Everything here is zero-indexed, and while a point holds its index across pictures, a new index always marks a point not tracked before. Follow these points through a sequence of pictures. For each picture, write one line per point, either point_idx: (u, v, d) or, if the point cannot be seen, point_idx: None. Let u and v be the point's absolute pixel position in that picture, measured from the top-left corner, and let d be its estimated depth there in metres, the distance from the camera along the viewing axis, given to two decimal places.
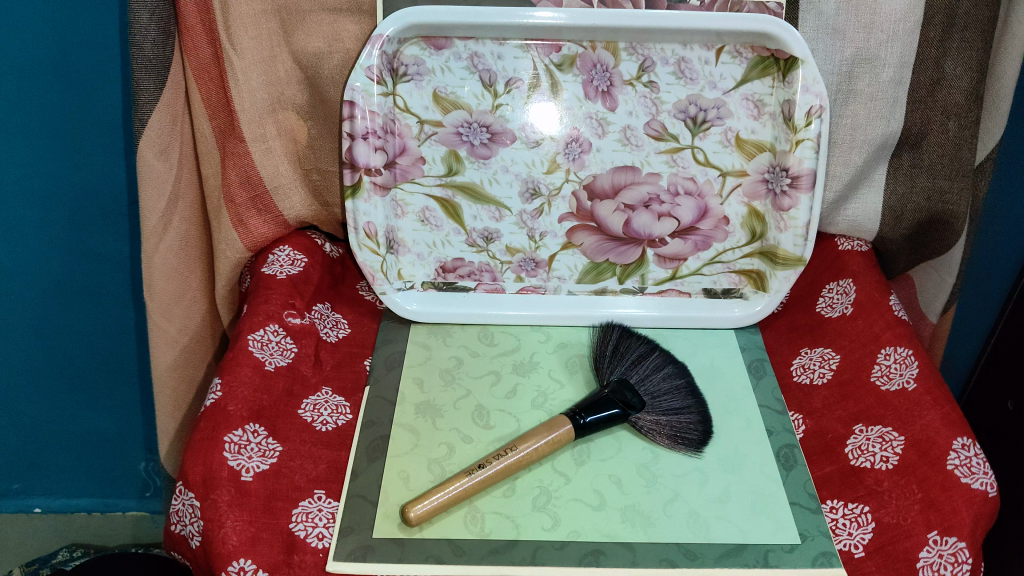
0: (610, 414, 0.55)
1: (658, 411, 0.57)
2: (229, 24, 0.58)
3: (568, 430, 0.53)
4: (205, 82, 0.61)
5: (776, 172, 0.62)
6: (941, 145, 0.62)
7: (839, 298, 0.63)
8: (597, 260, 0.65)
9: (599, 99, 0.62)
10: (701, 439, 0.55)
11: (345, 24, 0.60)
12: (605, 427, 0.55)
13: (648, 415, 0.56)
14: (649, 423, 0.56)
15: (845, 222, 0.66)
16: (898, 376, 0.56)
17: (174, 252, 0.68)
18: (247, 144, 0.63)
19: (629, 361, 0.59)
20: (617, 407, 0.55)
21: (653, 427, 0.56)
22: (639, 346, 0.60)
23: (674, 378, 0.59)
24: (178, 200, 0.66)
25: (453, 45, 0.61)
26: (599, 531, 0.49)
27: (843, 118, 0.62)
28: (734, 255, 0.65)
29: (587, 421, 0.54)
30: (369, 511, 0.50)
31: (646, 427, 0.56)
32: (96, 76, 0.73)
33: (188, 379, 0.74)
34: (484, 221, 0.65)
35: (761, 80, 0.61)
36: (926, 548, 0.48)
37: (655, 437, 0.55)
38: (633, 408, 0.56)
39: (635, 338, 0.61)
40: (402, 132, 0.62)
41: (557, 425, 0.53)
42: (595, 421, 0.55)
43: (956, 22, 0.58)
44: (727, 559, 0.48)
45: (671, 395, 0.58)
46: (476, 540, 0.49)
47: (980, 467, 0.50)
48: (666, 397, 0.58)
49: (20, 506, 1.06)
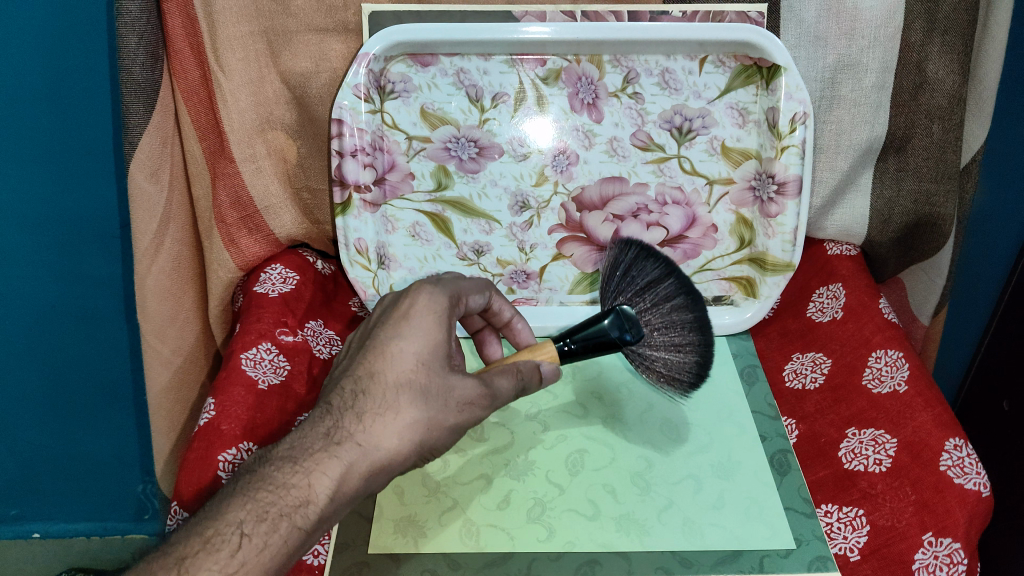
0: (602, 338, 0.51)
1: (657, 348, 0.53)
2: (218, 46, 0.59)
3: (550, 352, 0.50)
4: (194, 105, 0.62)
5: (762, 179, 0.63)
6: (926, 148, 0.62)
7: (830, 302, 0.63)
8: (588, 271, 0.66)
9: (585, 111, 0.62)
10: (695, 382, 0.52)
11: (331, 43, 0.60)
12: (594, 353, 0.51)
13: (646, 353, 0.53)
14: (644, 360, 0.53)
15: (833, 228, 0.66)
16: (889, 379, 0.56)
17: (167, 274, 0.68)
18: (237, 165, 0.63)
19: (639, 286, 0.54)
20: (611, 336, 0.51)
21: (648, 365, 0.53)
22: (653, 270, 0.54)
23: (683, 313, 0.53)
24: (171, 221, 0.66)
25: (439, 62, 0.61)
26: (594, 541, 0.50)
27: (827, 124, 0.62)
28: (723, 263, 0.66)
29: (574, 347, 0.50)
30: (364, 528, 0.51)
31: (641, 364, 0.54)
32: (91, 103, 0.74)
33: (183, 399, 0.74)
34: (474, 234, 0.65)
35: (745, 88, 0.62)
36: (921, 550, 0.48)
37: (648, 374, 0.54)
38: (629, 343, 0.51)
39: (651, 261, 0.55)
40: (391, 148, 0.63)
41: (541, 349, 0.50)
42: (583, 348, 0.50)
43: (937, 25, 0.58)
44: (723, 566, 0.49)
45: (679, 330, 0.53)
46: (472, 553, 0.49)
47: (973, 467, 0.50)
48: (672, 329, 0.53)
49: (20, 531, 1.06)
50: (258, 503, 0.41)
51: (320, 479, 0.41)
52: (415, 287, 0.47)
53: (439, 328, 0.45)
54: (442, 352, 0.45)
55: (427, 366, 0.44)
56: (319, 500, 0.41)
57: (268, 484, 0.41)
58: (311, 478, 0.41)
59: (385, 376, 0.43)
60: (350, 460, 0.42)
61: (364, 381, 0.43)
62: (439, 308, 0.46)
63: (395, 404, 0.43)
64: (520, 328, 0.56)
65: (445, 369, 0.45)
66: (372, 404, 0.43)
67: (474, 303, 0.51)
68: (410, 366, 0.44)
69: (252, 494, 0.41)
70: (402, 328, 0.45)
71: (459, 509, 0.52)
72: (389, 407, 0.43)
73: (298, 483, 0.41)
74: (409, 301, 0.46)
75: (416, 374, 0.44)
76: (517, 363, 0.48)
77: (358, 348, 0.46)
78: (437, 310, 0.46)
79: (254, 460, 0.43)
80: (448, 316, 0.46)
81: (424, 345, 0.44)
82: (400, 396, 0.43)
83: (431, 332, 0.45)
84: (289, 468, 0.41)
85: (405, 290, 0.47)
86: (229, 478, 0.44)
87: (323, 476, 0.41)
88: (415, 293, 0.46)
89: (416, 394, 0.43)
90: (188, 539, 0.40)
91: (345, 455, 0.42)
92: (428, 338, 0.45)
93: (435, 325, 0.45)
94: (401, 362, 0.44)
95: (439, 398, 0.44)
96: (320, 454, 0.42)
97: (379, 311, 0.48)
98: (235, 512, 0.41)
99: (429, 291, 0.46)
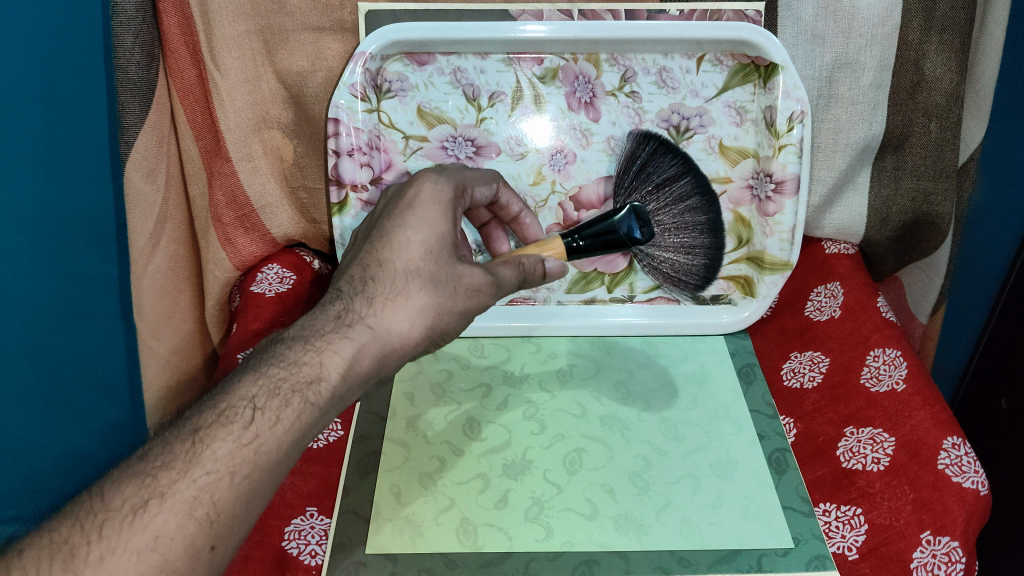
0: (613, 236, 0.54)
1: (671, 249, 0.60)
2: (214, 44, 0.59)
3: (557, 248, 0.53)
4: (190, 104, 0.62)
5: (760, 178, 0.62)
6: (923, 147, 0.62)
7: (828, 301, 0.63)
8: (586, 269, 0.65)
9: (582, 110, 0.62)
10: (700, 281, 0.62)
11: (328, 42, 0.60)
12: (601, 253, 0.54)
13: (662, 253, 0.60)
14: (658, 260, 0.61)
15: (831, 226, 0.66)
16: (887, 377, 0.56)
17: (163, 273, 0.68)
18: (233, 164, 0.63)
19: (655, 182, 0.58)
20: (619, 236, 0.54)
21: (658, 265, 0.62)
22: (671, 167, 0.59)
23: (696, 214, 0.59)
24: (167, 222, 0.66)
25: (436, 61, 0.61)
26: (593, 541, 0.50)
27: (825, 123, 0.62)
28: (721, 262, 0.65)
29: (581, 245, 0.53)
30: (362, 527, 0.51)
31: (653, 265, 0.62)
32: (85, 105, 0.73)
33: (180, 399, 0.74)
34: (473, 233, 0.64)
35: (743, 87, 0.62)
36: (920, 548, 0.48)
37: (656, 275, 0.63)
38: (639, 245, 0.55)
39: (668, 157, 0.59)
40: (387, 147, 0.63)
41: (549, 246, 0.53)
42: (590, 247, 0.53)
43: (934, 24, 0.58)
44: (721, 565, 0.49)
45: (691, 231, 0.59)
46: (469, 553, 0.49)
47: (971, 466, 0.50)
48: (686, 230, 0.59)
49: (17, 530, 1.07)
50: (270, 379, 0.41)
51: (332, 358, 0.42)
52: (420, 178, 0.49)
53: (445, 219, 0.47)
54: (449, 242, 0.46)
55: (435, 254, 0.45)
56: (332, 378, 0.41)
57: (280, 361, 0.41)
58: (323, 356, 0.41)
59: (394, 263, 0.45)
60: (362, 341, 0.42)
61: (372, 269, 0.45)
62: (442, 198, 0.48)
63: (406, 289, 0.44)
64: (528, 224, 0.60)
65: (453, 258, 0.46)
66: (382, 289, 0.44)
67: (481, 195, 0.54)
68: (418, 253, 0.45)
69: (263, 371, 0.41)
70: (409, 219, 0.46)
71: (457, 508, 0.52)
72: (400, 292, 0.44)
73: (310, 360, 0.41)
74: (415, 191, 0.48)
75: (424, 262, 0.45)
76: (520, 257, 0.50)
77: (364, 241, 0.48)
78: (442, 201, 0.48)
79: (263, 345, 0.44)
80: (452, 207, 0.48)
81: (430, 234, 0.46)
82: (410, 282, 0.44)
83: (437, 221, 0.46)
84: (301, 347, 0.42)
85: (409, 182, 0.49)
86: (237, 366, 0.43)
87: (336, 354, 0.42)
88: (420, 184, 0.48)
89: (425, 281, 0.45)
90: (201, 411, 0.40)
91: (357, 337, 0.42)
92: (434, 227, 0.46)
93: (440, 214, 0.47)
94: (409, 250, 0.45)
95: (448, 285, 0.45)
96: (332, 335, 0.42)
97: (384, 204, 0.50)
98: (247, 387, 0.40)
99: (434, 181, 0.48)
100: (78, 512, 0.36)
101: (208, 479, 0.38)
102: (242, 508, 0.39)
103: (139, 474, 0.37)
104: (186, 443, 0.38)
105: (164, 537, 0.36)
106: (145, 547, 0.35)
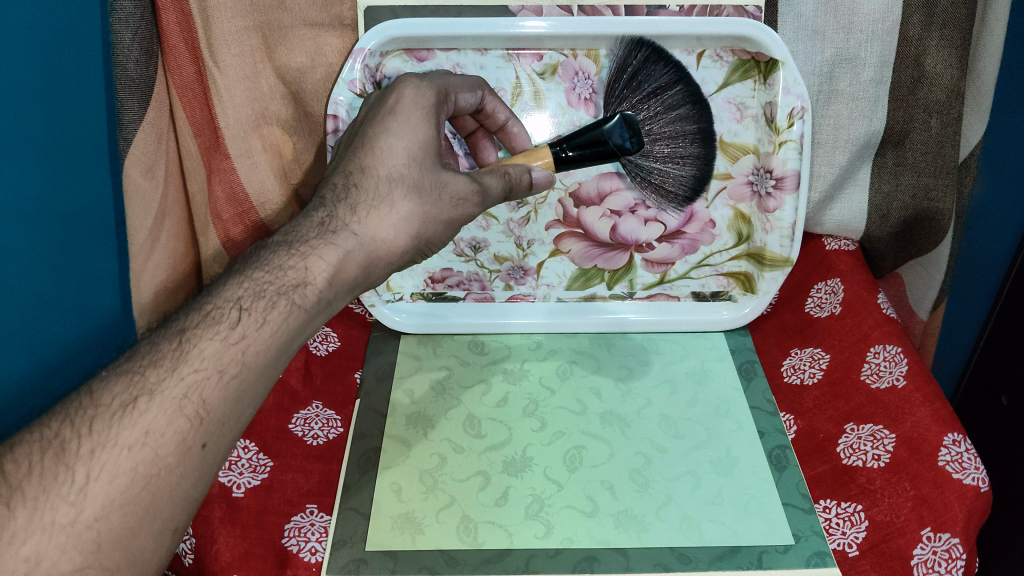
0: (602, 145, 0.54)
1: (659, 158, 0.59)
2: (213, 40, 0.58)
3: (545, 161, 0.53)
4: (189, 100, 0.61)
5: (760, 174, 0.62)
6: (923, 143, 0.62)
7: (828, 298, 0.63)
8: (586, 266, 0.65)
9: (582, 106, 0.62)
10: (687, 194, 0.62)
11: (327, 38, 0.60)
12: (591, 163, 0.54)
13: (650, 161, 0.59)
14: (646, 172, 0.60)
15: (832, 223, 0.66)
16: (887, 374, 0.56)
17: (163, 269, 0.67)
18: (232, 160, 0.63)
19: (647, 90, 0.58)
20: (609, 146, 0.54)
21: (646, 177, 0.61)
22: (663, 75, 0.59)
23: (685, 122, 0.59)
24: (166, 219, 0.65)
25: (435, 57, 0.61)
26: (593, 538, 0.50)
27: (825, 119, 0.62)
28: (721, 258, 0.65)
29: (570, 156, 0.54)
30: (362, 524, 0.51)
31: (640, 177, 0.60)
32: (37, 75, 0.60)
33: None
34: (472, 230, 0.63)
35: (743, 83, 0.61)
36: (920, 545, 0.48)
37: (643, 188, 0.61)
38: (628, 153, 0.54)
39: (660, 65, 0.59)
40: None
41: (535, 156, 0.53)
42: (579, 157, 0.54)
43: (935, 19, 0.57)
44: (722, 562, 0.49)
45: (681, 140, 0.59)
46: (469, 550, 0.49)
47: (971, 462, 0.50)
48: (676, 138, 0.59)
49: None
50: (255, 282, 0.42)
51: (317, 263, 0.42)
52: (401, 83, 0.49)
53: (427, 126, 0.47)
54: (432, 151, 0.47)
55: (419, 161, 0.46)
56: (318, 282, 0.42)
57: (266, 265, 0.42)
58: (307, 261, 0.42)
59: (377, 171, 0.45)
60: (347, 248, 0.43)
61: (355, 177, 0.45)
62: (424, 104, 0.48)
63: (390, 198, 0.45)
64: (516, 133, 0.59)
65: (436, 166, 0.47)
66: (366, 197, 0.45)
67: (465, 101, 0.54)
68: (402, 161, 0.46)
69: (249, 275, 0.42)
70: (391, 125, 0.47)
71: (457, 505, 0.52)
72: (384, 200, 0.45)
73: (296, 264, 0.42)
74: (397, 97, 0.48)
75: (408, 170, 0.46)
76: (504, 168, 0.51)
77: (346, 151, 0.48)
78: (423, 106, 0.48)
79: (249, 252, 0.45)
80: (434, 113, 0.49)
81: (413, 141, 0.47)
82: (393, 191, 0.45)
83: (419, 128, 0.47)
84: (286, 250, 0.43)
85: (390, 87, 0.50)
86: (227, 270, 0.45)
87: (321, 260, 0.43)
88: (401, 88, 0.49)
89: (410, 189, 0.46)
90: (189, 313, 0.41)
91: (342, 243, 0.43)
92: (417, 134, 0.47)
93: (422, 120, 0.47)
94: (392, 157, 0.46)
95: (433, 193, 0.46)
96: (317, 241, 0.43)
97: (366, 113, 0.50)
98: (233, 289, 0.42)
99: (415, 85, 0.49)
100: (68, 410, 0.38)
101: (195, 377, 0.39)
102: (231, 409, 0.40)
103: (128, 371, 0.39)
104: (173, 343, 0.40)
105: (153, 433, 0.37)
106: (135, 442, 0.37)
